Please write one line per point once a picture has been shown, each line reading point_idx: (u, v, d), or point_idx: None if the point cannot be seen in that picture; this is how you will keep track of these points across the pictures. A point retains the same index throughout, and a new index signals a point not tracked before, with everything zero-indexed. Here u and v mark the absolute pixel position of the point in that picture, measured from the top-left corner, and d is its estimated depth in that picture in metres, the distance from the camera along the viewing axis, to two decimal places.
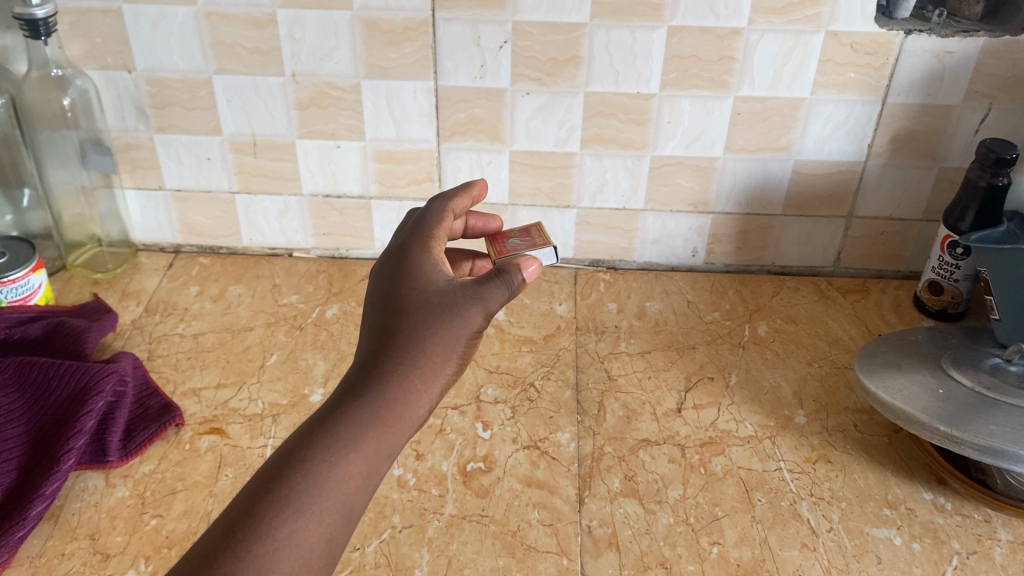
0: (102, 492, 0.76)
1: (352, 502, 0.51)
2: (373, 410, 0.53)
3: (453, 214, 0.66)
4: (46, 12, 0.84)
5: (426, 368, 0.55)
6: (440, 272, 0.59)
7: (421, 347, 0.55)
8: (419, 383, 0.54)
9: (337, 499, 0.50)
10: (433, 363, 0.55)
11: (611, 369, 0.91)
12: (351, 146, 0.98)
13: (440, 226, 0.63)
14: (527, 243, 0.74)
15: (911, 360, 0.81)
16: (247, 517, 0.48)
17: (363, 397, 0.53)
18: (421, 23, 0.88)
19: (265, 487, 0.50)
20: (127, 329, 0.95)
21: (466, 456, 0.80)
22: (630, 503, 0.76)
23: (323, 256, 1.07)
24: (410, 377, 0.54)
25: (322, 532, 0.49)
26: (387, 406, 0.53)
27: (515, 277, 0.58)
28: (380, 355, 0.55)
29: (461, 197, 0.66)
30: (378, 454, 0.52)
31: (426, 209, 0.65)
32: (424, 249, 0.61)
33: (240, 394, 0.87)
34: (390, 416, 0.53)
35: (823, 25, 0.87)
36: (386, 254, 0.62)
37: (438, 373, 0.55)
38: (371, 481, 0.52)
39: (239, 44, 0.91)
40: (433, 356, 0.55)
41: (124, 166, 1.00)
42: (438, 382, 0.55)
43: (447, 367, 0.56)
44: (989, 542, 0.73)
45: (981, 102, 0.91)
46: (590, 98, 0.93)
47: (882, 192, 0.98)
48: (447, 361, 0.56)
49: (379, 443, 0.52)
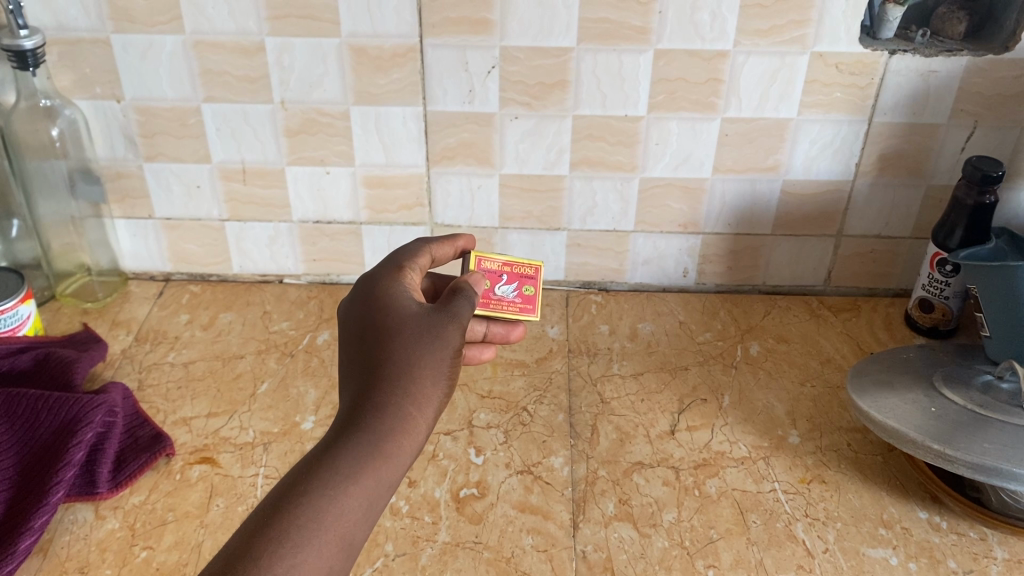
0: (91, 525, 0.75)
1: (354, 533, 0.51)
2: (370, 441, 0.53)
3: (434, 255, 0.69)
4: (34, 43, 0.84)
5: (417, 393, 0.55)
6: (413, 298, 0.61)
7: (408, 373, 0.56)
8: (413, 409, 0.55)
9: (337, 532, 0.50)
10: (424, 389, 0.56)
11: (604, 393, 0.91)
12: (341, 172, 0.98)
13: (414, 262, 0.66)
14: (517, 281, 0.78)
15: (902, 379, 0.81)
16: (244, 557, 0.47)
17: (360, 425, 0.53)
18: (409, 49, 0.89)
19: (262, 524, 0.49)
20: (117, 358, 0.94)
21: (459, 482, 0.80)
22: (624, 528, 0.75)
23: (314, 282, 1.07)
24: (404, 405, 0.55)
25: (321, 566, 0.49)
26: (383, 435, 0.53)
27: (470, 292, 0.62)
28: (371, 381, 0.56)
29: (444, 245, 0.70)
30: (378, 486, 0.52)
31: (406, 247, 0.68)
32: (397, 276, 0.63)
33: (231, 423, 0.86)
34: (388, 445, 0.53)
35: (808, 47, 0.88)
36: (359, 283, 0.63)
37: (429, 400, 0.56)
38: (370, 513, 0.52)
39: (228, 72, 0.91)
40: (423, 381, 0.56)
41: (114, 195, 1.00)
42: (430, 405, 0.56)
43: (437, 390, 0.57)
44: (985, 561, 0.73)
45: (967, 120, 0.92)
46: (578, 122, 0.93)
47: (870, 210, 0.99)
48: (437, 383, 0.57)
49: (378, 474, 0.52)
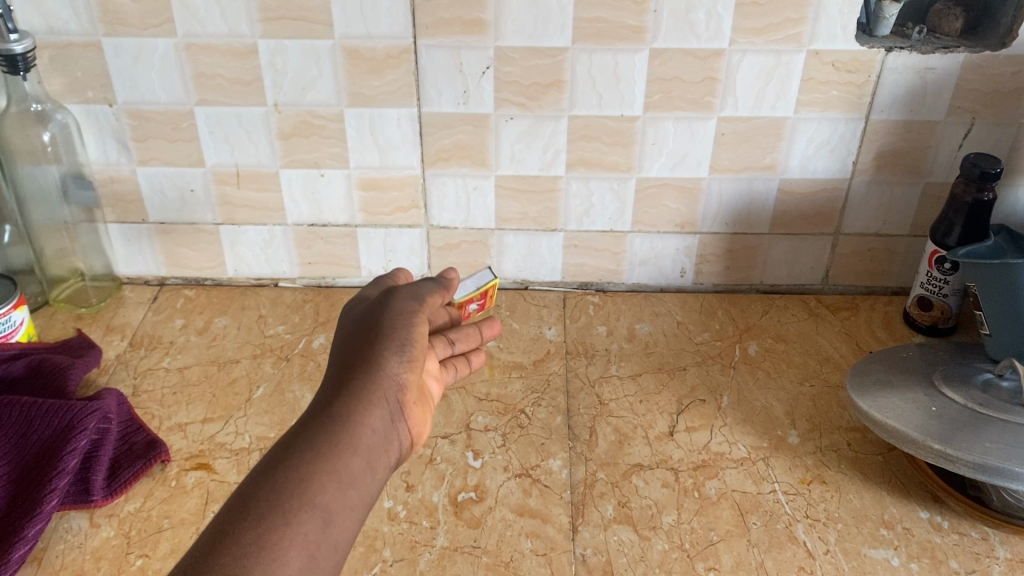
0: (86, 533, 0.75)
1: (346, 501, 0.50)
2: (337, 407, 0.53)
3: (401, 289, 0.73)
4: (25, 47, 0.83)
5: (380, 364, 0.57)
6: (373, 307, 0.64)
7: (369, 350, 0.57)
8: (378, 376, 0.56)
9: (318, 494, 0.49)
10: (386, 359, 0.57)
11: (602, 394, 0.90)
12: (336, 175, 0.97)
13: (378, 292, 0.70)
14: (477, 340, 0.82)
15: (902, 378, 0.81)
16: (225, 530, 0.46)
17: (334, 397, 0.54)
18: (403, 50, 0.88)
19: (240, 499, 0.48)
20: (111, 364, 0.94)
21: (457, 486, 0.79)
22: (624, 531, 0.75)
23: (309, 285, 1.06)
24: (368, 375, 0.56)
25: (306, 529, 0.48)
26: (351, 401, 0.54)
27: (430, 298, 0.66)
28: (342, 362, 0.57)
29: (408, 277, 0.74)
30: (354, 447, 0.52)
31: None
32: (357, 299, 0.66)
33: (226, 428, 0.86)
34: (357, 408, 0.53)
35: (804, 45, 0.87)
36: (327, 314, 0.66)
37: (395, 369, 0.57)
38: (354, 477, 0.51)
39: (221, 74, 0.90)
40: (386, 354, 0.57)
41: (107, 200, 0.99)
42: (398, 374, 0.57)
43: (401, 361, 0.58)
44: (987, 561, 0.72)
45: (965, 116, 0.91)
46: (573, 122, 0.93)
47: (868, 209, 0.99)
48: (400, 355, 0.58)
49: (351, 435, 0.52)
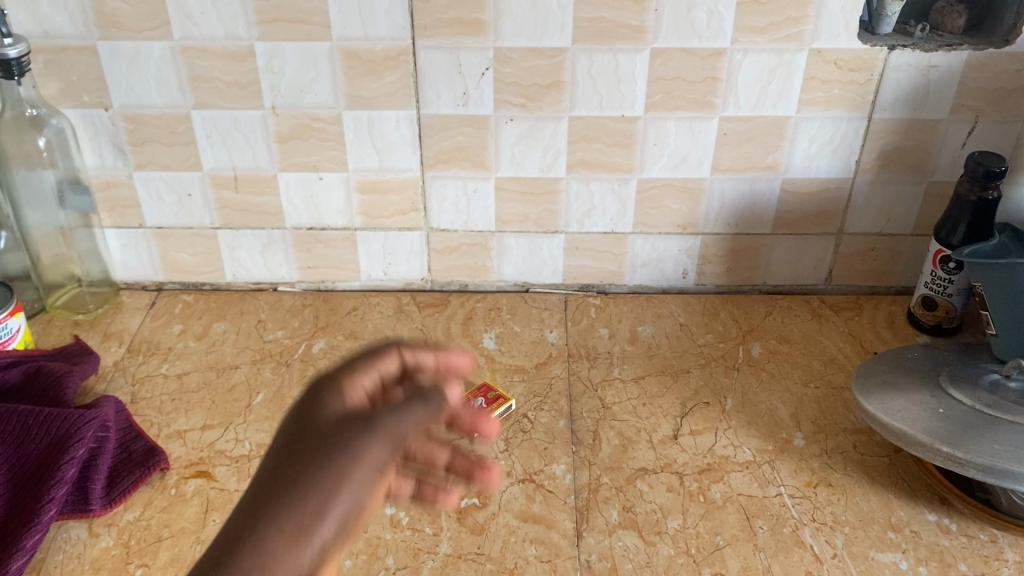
0: (85, 543, 0.74)
1: None
2: (256, 551, 0.44)
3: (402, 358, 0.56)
4: (19, 51, 0.82)
5: (322, 494, 0.45)
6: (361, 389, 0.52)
7: (310, 475, 0.46)
8: (314, 514, 0.45)
9: None
10: (328, 488, 0.45)
11: (605, 397, 0.90)
12: (334, 178, 0.96)
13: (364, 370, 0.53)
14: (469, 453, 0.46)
15: (908, 379, 0.80)
16: None
17: (255, 530, 0.45)
18: (401, 52, 0.87)
19: None
20: (109, 371, 0.93)
21: (460, 492, 0.78)
22: (629, 536, 0.74)
23: (309, 289, 1.05)
24: (302, 508, 0.45)
25: None
26: (271, 542, 0.44)
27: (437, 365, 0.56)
28: (277, 479, 0.46)
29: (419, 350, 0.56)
30: None
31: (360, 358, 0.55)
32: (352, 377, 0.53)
33: (226, 435, 0.85)
34: (277, 551, 0.44)
35: (806, 44, 0.87)
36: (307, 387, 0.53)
37: (339, 502, 0.46)
38: None
39: (217, 78, 0.89)
40: (329, 481, 0.46)
41: (104, 205, 0.99)
42: (339, 511, 0.46)
43: (349, 493, 0.46)
44: (996, 564, 0.72)
45: (968, 115, 0.91)
46: (574, 123, 0.92)
47: (871, 208, 0.98)
48: (348, 485, 0.46)
49: None
